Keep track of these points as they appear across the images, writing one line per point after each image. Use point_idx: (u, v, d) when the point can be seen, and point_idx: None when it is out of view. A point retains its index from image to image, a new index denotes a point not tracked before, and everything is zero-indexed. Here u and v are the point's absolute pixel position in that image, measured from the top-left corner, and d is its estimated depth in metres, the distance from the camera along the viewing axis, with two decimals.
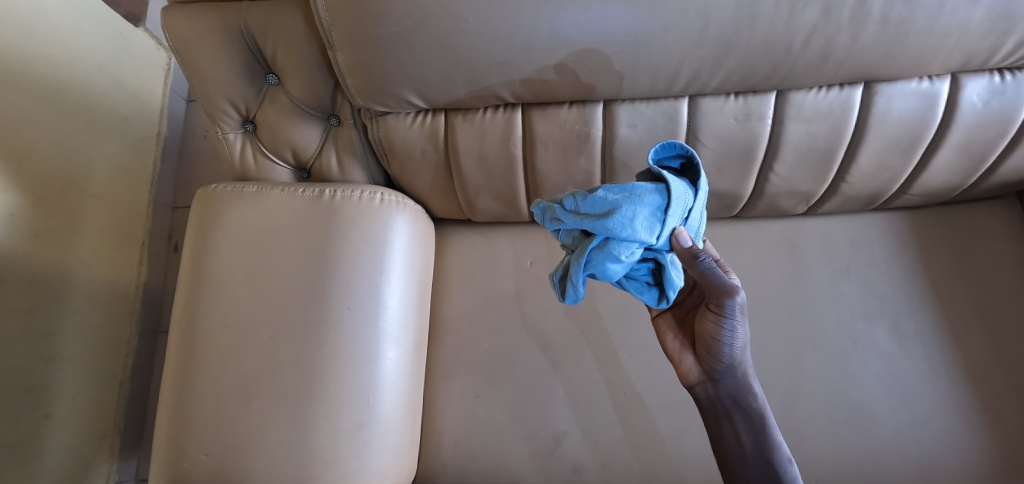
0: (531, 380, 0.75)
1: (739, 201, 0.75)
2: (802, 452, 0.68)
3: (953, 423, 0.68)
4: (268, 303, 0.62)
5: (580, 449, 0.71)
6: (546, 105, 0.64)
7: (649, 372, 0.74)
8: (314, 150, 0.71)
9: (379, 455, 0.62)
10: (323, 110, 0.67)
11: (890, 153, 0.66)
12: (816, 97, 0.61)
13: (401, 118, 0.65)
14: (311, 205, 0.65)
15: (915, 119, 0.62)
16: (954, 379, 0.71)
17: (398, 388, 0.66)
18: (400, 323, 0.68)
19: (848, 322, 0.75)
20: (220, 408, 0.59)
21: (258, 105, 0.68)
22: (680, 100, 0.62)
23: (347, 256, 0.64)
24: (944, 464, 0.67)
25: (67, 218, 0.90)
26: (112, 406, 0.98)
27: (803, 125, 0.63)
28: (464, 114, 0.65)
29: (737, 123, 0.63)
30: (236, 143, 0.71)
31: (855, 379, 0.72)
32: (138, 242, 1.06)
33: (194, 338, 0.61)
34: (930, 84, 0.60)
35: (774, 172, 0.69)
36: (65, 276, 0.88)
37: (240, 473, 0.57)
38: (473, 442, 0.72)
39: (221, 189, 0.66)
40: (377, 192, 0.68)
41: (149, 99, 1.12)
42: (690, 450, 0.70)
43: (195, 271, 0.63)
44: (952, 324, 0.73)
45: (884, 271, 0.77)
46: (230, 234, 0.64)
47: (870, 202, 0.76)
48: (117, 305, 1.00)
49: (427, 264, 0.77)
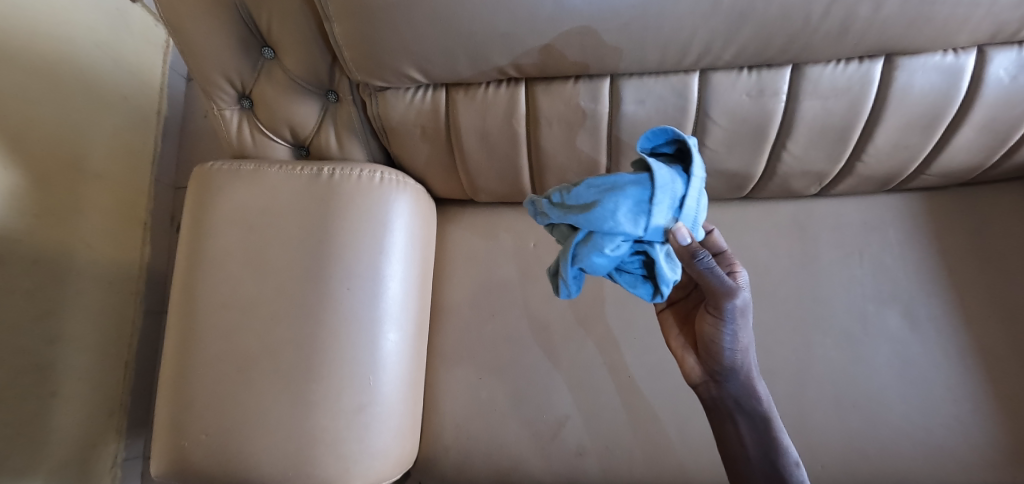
0: (532, 363, 0.74)
1: (749, 181, 0.73)
2: (807, 437, 0.67)
3: (963, 410, 0.67)
4: (265, 285, 0.61)
5: (581, 432, 0.70)
6: (551, 81, 0.62)
7: (652, 355, 0.73)
8: (312, 128, 0.69)
9: (379, 437, 0.62)
10: (321, 86, 0.65)
11: (909, 131, 0.64)
12: (833, 71, 0.58)
13: (400, 94, 0.63)
14: (307, 185, 0.63)
15: (936, 94, 0.59)
16: (966, 365, 0.69)
17: (398, 369, 0.65)
18: (401, 304, 0.67)
19: (859, 305, 0.73)
20: (219, 389, 0.58)
21: (254, 80, 0.66)
22: (691, 75, 0.60)
23: (346, 238, 0.63)
24: (955, 451, 0.65)
25: (66, 198, 0.89)
26: (118, 385, 0.98)
27: (818, 102, 0.60)
28: (465, 90, 0.63)
29: (749, 99, 0.61)
30: (233, 120, 0.69)
31: (865, 364, 0.70)
32: (139, 223, 1.05)
33: (192, 317, 0.60)
34: (955, 57, 0.57)
35: (786, 151, 0.67)
36: (67, 257, 0.88)
37: (239, 456, 0.57)
38: (473, 424, 0.72)
39: (218, 167, 0.65)
40: (376, 170, 0.66)
41: (148, 77, 1.10)
42: (693, 434, 0.69)
43: (193, 251, 0.62)
44: (967, 308, 0.71)
45: (898, 254, 0.75)
46: (226, 214, 0.62)
47: (885, 183, 0.74)
48: (121, 287, 0.99)
49: (428, 245, 0.75)
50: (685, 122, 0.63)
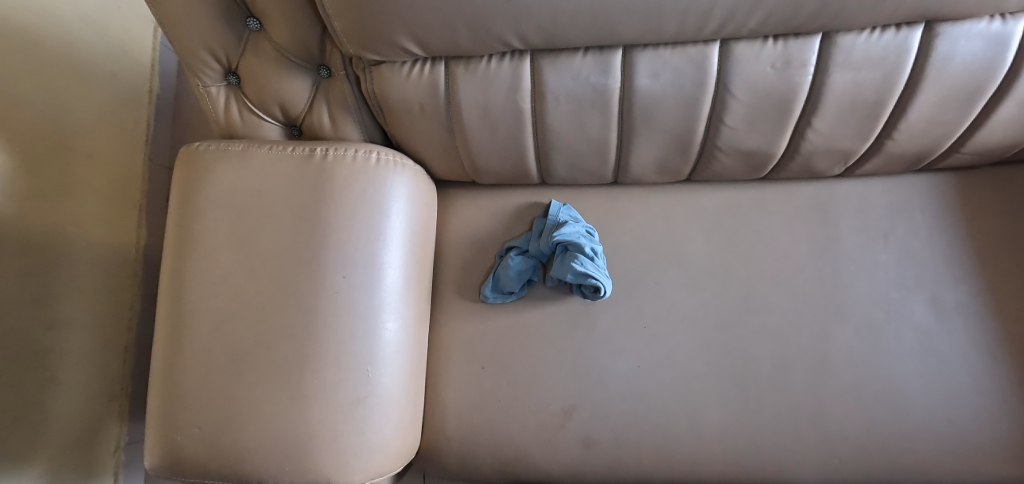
0: (538, 351, 0.71)
1: (769, 161, 0.69)
2: (824, 429, 0.65)
3: (989, 402, 0.64)
4: (257, 273, 0.58)
5: (589, 423, 0.68)
6: (558, 53, 0.57)
7: (662, 343, 0.70)
8: (304, 105, 0.65)
9: (379, 429, 0.60)
10: (312, 60, 0.61)
11: (946, 107, 0.59)
12: (867, 40, 0.53)
13: (396, 68, 0.58)
14: (299, 167, 0.60)
15: (978, 66, 0.54)
16: (993, 355, 0.66)
17: (398, 359, 0.63)
18: (400, 292, 0.64)
19: (881, 292, 0.70)
20: (211, 382, 0.56)
21: (240, 54, 0.61)
22: (711, 45, 0.55)
23: (341, 223, 0.59)
24: (980, 445, 0.63)
25: (56, 179, 0.85)
26: (118, 369, 0.95)
27: (849, 74, 0.56)
28: (466, 64, 0.58)
29: (774, 72, 0.56)
30: (219, 97, 0.65)
31: (887, 353, 0.67)
32: (135, 205, 1.01)
33: (181, 306, 0.58)
34: (1002, 24, 0.52)
35: (811, 128, 0.62)
36: (60, 240, 0.85)
37: (234, 449, 0.55)
38: (477, 415, 0.70)
39: (205, 147, 0.61)
40: (372, 150, 0.63)
41: (138, 54, 1.06)
42: (704, 427, 0.66)
43: (181, 237, 0.59)
44: (997, 295, 0.68)
45: (925, 238, 0.71)
46: (214, 197, 0.59)
47: (914, 163, 0.69)
48: (118, 272, 0.96)
49: (429, 229, 0.72)
50: (703, 98, 0.59)
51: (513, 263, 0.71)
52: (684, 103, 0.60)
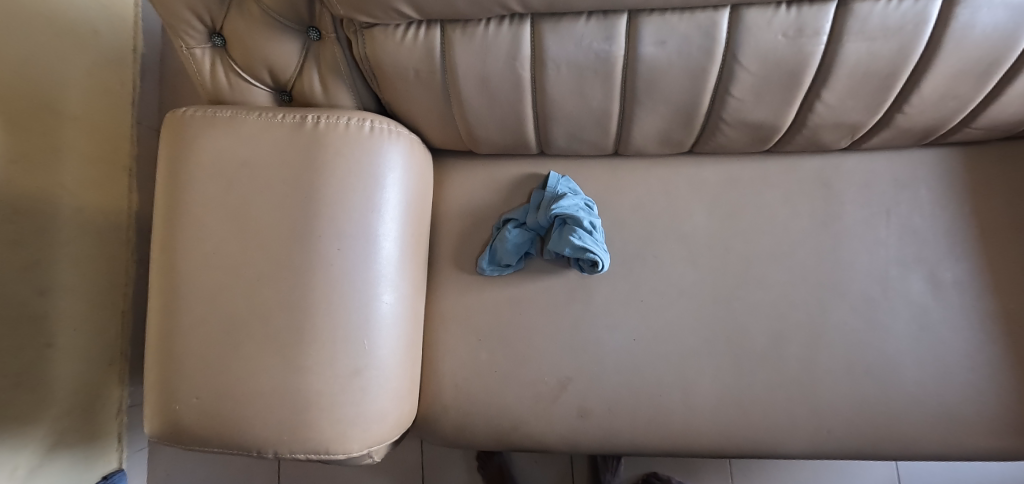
0: (535, 324, 0.71)
1: (775, 134, 0.67)
2: (814, 402, 0.66)
3: (978, 376, 0.65)
4: (250, 244, 0.57)
5: (584, 394, 0.69)
6: (559, 17, 0.54)
7: (659, 317, 0.71)
8: (294, 70, 0.62)
9: (375, 399, 0.60)
10: (301, 21, 0.58)
11: (960, 79, 0.57)
12: (885, 7, 0.51)
13: (389, 31, 0.55)
14: (290, 135, 0.58)
15: (999, 38, 0.52)
16: (985, 331, 0.67)
17: (394, 331, 0.63)
18: (396, 264, 0.63)
19: (880, 269, 0.70)
20: (208, 352, 0.56)
21: (224, 13, 0.58)
22: (721, 11, 0.52)
23: (335, 194, 0.58)
24: (964, 417, 0.64)
25: (41, 142, 0.82)
26: (116, 335, 0.96)
27: (863, 44, 0.53)
28: (463, 27, 0.55)
29: (785, 40, 0.53)
30: (205, 59, 0.62)
31: (881, 329, 0.68)
32: (124, 170, 0.98)
33: (174, 278, 0.57)
34: None
35: (820, 100, 0.60)
36: (49, 206, 0.83)
37: (233, 418, 0.56)
38: (473, 385, 0.70)
39: (192, 113, 0.59)
40: (366, 118, 0.61)
41: (120, 8, 1.01)
42: (697, 399, 0.68)
43: (170, 207, 0.58)
44: (994, 273, 0.68)
45: (928, 214, 0.71)
46: (203, 166, 0.58)
47: (922, 137, 0.68)
48: (111, 238, 0.95)
49: (424, 199, 0.71)
50: (710, 67, 0.57)
51: (510, 236, 0.70)
52: (690, 73, 0.57)
